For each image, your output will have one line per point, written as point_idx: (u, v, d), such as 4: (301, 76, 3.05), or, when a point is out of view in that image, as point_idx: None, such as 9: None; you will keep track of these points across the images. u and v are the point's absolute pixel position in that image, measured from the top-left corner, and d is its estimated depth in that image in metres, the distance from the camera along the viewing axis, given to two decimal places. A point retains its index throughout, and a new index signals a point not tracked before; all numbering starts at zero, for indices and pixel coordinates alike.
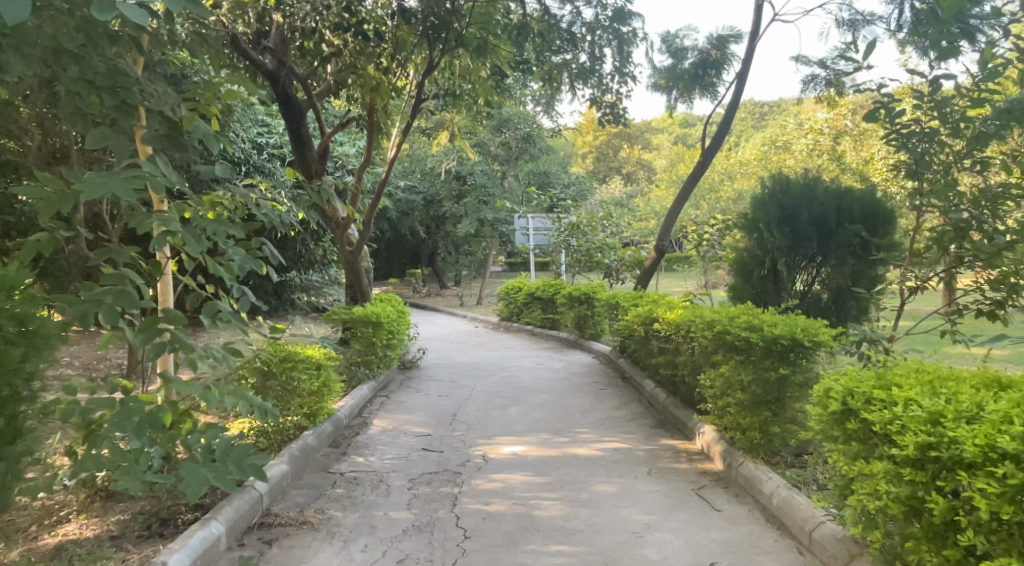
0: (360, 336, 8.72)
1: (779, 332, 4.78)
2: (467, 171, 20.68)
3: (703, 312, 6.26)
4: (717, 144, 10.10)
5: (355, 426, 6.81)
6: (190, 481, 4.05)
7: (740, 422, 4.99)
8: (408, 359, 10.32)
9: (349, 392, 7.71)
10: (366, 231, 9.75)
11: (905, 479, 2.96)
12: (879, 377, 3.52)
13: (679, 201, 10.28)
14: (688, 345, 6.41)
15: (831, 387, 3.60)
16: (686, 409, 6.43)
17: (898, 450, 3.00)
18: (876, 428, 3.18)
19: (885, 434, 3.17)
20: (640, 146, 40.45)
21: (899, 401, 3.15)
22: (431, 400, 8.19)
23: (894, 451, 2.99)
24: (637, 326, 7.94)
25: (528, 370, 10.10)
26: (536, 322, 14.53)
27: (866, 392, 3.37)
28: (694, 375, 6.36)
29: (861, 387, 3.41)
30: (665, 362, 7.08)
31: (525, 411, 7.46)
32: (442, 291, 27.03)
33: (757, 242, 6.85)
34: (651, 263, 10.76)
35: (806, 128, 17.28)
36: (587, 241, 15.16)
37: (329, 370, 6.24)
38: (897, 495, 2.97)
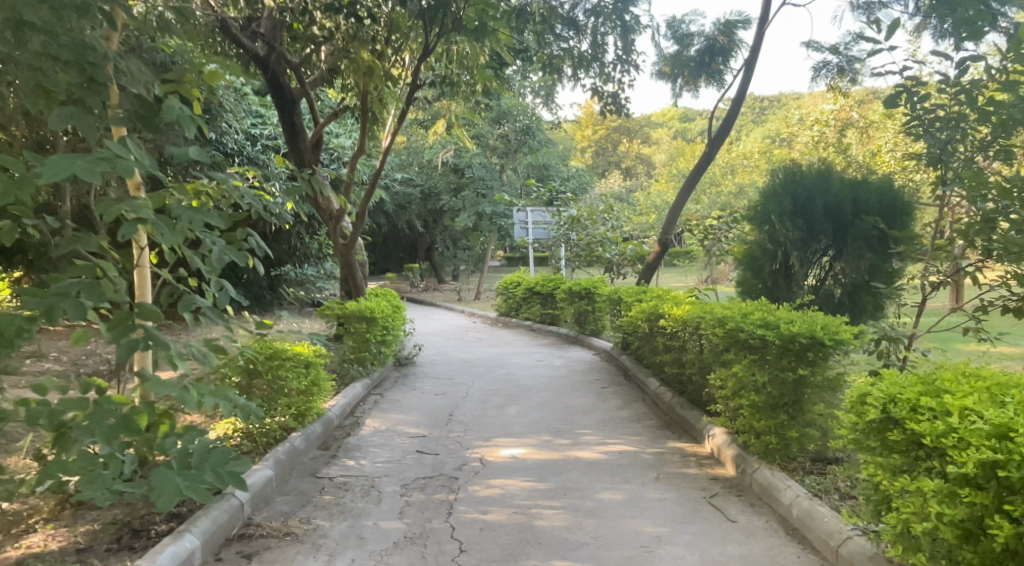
0: (354, 332, 8.41)
1: (798, 331, 4.48)
2: (466, 164, 20.14)
3: (711, 307, 5.96)
4: (724, 134, 9.74)
5: (346, 427, 6.51)
6: (161, 491, 3.75)
7: (755, 425, 4.69)
8: (404, 355, 10.01)
9: (341, 390, 7.41)
10: (360, 223, 9.42)
11: (964, 500, 2.68)
12: (925, 382, 3.23)
13: (683, 194, 9.96)
14: (696, 342, 6.11)
15: (868, 393, 3.31)
16: (694, 410, 6.14)
17: (955, 467, 2.71)
18: (926, 440, 2.89)
19: (936, 448, 2.89)
20: (640, 140, 40.05)
21: (956, 412, 2.86)
22: (427, 398, 7.89)
23: (952, 469, 2.70)
24: (642, 322, 7.64)
25: (528, 367, 9.80)
26: (535, 317, 14.23)
27: (912, 400, 3.08)
28: (701, 374, 6.07)
29: (905, 394, 3.11)
30: (671, 360, 6.79)
31: (525, 411, 7.16)
32: (440, 286, 26.71)
33: (768, 235, 6.56)
34: (654, 257, 10.44)
35: (811, 120, 16.94)
36: (588, 235, 14.86)
37: (319, 368, 5.94)
38: (952, 517, 2.70)
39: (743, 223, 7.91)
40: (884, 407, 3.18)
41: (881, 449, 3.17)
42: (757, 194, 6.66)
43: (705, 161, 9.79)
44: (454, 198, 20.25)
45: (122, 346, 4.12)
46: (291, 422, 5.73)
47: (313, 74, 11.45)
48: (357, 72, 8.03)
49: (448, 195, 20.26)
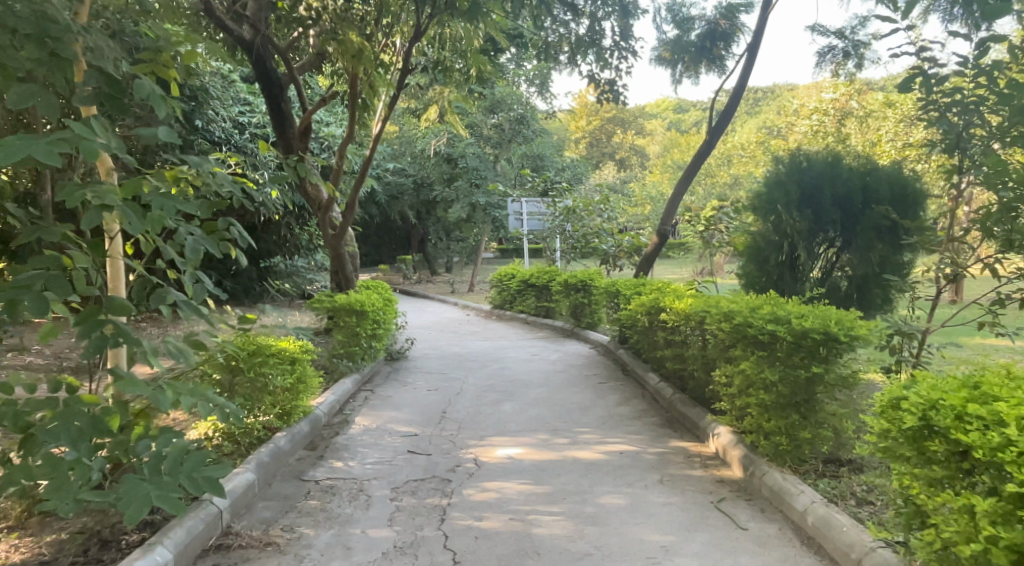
0: (343, 326, 8.12)
1: (810, 326, 4.24)
2: (459, 154, 19.46)
3: (715, 301, 5.70)
4: (726, 121, 9.42)
5: (334, 426, 6.24)
6: (129, 501, 3.49)
7: (764, 425, 4.44)
8: (396, 349, 9.74)
9: (329, 387, 7.14)
10: (349, 213, 9.11)
11: None
12: (966, 386, 3.01)
13: (683, 184, 9.68)
14: (700, 338, 5.86)
15: (905, 397, 3.06)
16: (697, 407, 5.90)
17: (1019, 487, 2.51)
18: (978, 455, 2.67)
19: (989, 462, 2.67)
20: (634, 131, 39.69)
21: (1014, 423, 2.64)
22: (419, 394, 7.62)
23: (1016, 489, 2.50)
24: (641, 316, 7.39)
25: (523, 361, 9.55)
26: (530, 310, 13.98)
27: (956, 407, 2.84)
28: (705, 370, 5.81)
29: (949, 399, 2.88)
30: (673, 355, 6.54)
31: (521, 407, 6.91)
32: (433, 277, 26.42)
33: (774, 225, 6.31)
34: (652, 249, 10.19)
35: (808, 109, 16.73)
36: (584, 227, 14.66)
37: (304, 366, 5.66)
38: (1012, 540, 2.51)
39: (745, 214, 7.64)
40: (923, 414, 2.93)
41: (925, 461, 2.92)
42: (762, 182, 6.41)
43: (705, 149, 9.48)
44: (447, 188, 19.96)
45: (90, 343, 3.84)
46: (275, 421, 5.46)
47: (301, 60, 11.12)
48: (345, 55, 7.54)
49: (442, 186, 19.97)
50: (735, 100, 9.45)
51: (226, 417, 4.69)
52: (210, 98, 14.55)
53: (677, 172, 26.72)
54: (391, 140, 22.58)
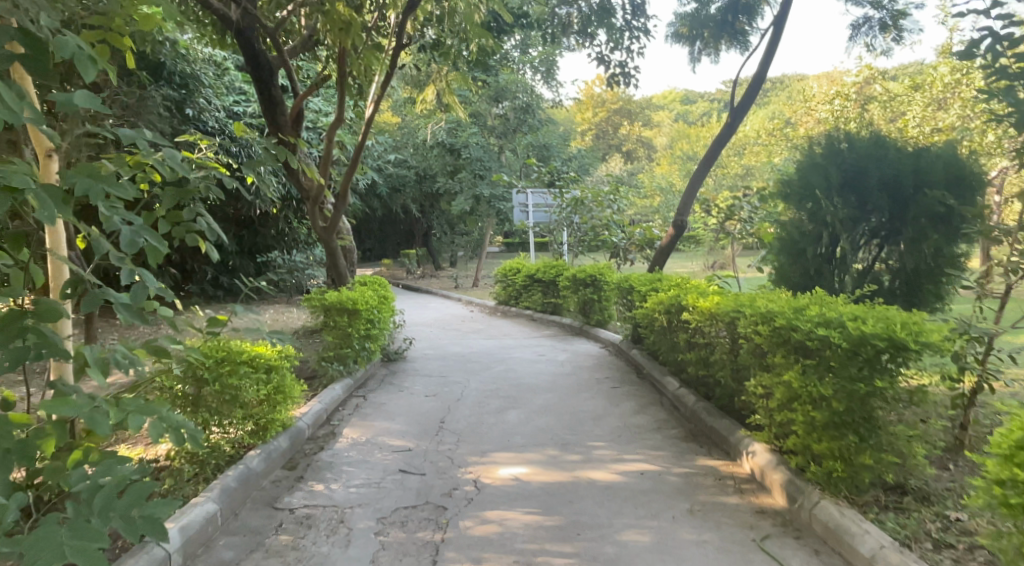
0: (334, 326, 7.46)
1: (872, 331, 3.59)
2: (461, 145, 18.28)
3: (748, 300, 5.01)
4: (751, 99, 8.66)
5: (319, 440, 5.59)
6: (38, 552, 2.84)
7: (814, 447, 3.79)
8: (393, 350, 9.09)
9: (315, 395, 6.49)
10: (342, 203, 8.42)
11: None
12: None
13: (702, 170, 8.96)
14: (730, 340, 5.17)
15: None
16: (726, 419, 5.23)
17: None
18: None
19: None
20: (642, 122, 38.67)
21: None
22: (415, 401, 6.96)
23: None
24: (660, 315, 6.70)
25: (529, 362, 8.89)
26: (536, 306, 13.31)
27: None
28: (736, 378, 5.12)
29: None
30: (696, 360, 5.86)
31: (527, 416, 6.25)
32: (436, 272, 25.76)
33: (811, 213, 5.71)
34: (668, 241, 9.49)
35: (828, 95, 15.98)
36: (592, 219, 13.96)
37: (283, 375, 5.00)
38: None
39: (775, 201, 6.97)
40: None
41: None
42: (795, 166, 5.87)
43: (728, 129, 8.74)
44: (450, 180, 19.29)
45: (8, 354, 3.18)
46: (248, 437, 4.82)
47: (291, 43, 10.51)
48: (332, 28, 6.85)
49: (445, 177, 19.30)
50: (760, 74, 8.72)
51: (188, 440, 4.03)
52: (203, 86, 14.11)
53: (687, 163, 25.96)
54: (392, 130, 21.91)
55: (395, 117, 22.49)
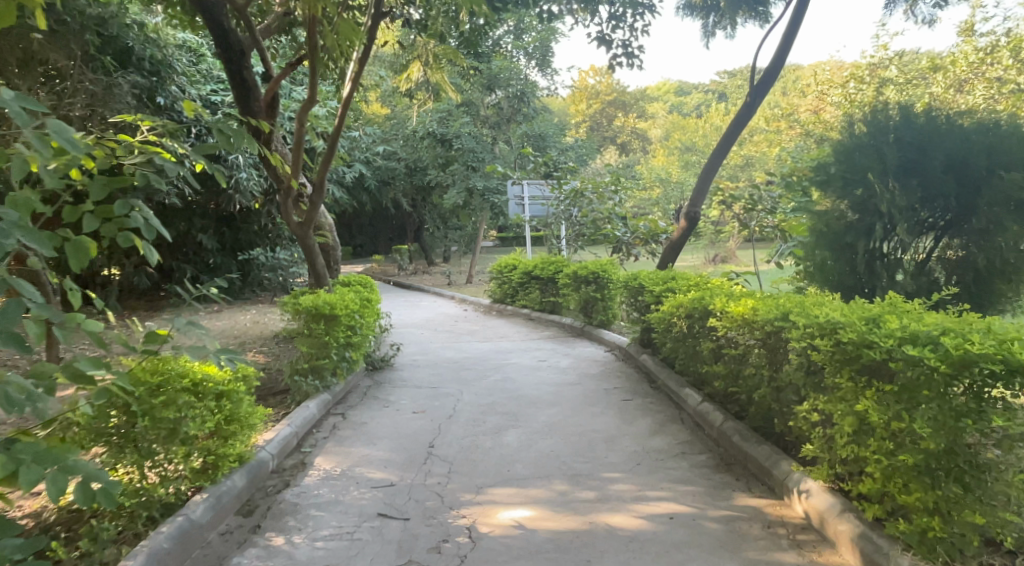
0: (308, 333, 6.60)
1: (982, 352, 2.82)
2: (453, 135, 17.45)
3: (794, 307, 4.22)
4: (777, 71, 7.75)
5: (286, 473, 4.78)
6: None
7: (899, 497, 3.00)
8: (378, 357, 8.27)
9: (284, 416, 5.67)
10: (319, 194, 7.53)
11: None
12: None
13: (718, 156, 8.09)
14: (768, 352, 4.37)
15: None
16: (765, 446, 4.43)
17: None
18: None
19: None
20: (636, 113, 37.56)
21: None
22: (401, 418, 6.14)
23: None
24: (678, 319, 5.89)
25: (528, 368, 8.09)
26: (534, 305, 12.47)
27: None
28: (777, 400, 4.30)
29: None
30: (724, 373, 5.02)
31: (529, 438, 5.44)
32: (428, 269, 24.81)
33: (861, 200, 5.12)
34: (680, 235, 8.63)
35: (838, 80, 15.18)
36: (593, 211, 13.14)
37: (236, 402, 4.20)
38: None
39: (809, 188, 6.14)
40: None
41: None
42: (837, 145, 5.33)
43: (750, 107, 7.84)
44: (442, 172, 18.36)
45: None
46: (193, 478, 4.01)
47: (264, 22, 9.61)
48: None
49: (437, 170, 18.37)
50: (787, 41, 7.84)
51: (103, 496, 3.01)
52: (176, 73, 13.20)
53: (688, 155, 25.09)
54: (380, 122, 21.04)
55: (384, 108, 21.60)
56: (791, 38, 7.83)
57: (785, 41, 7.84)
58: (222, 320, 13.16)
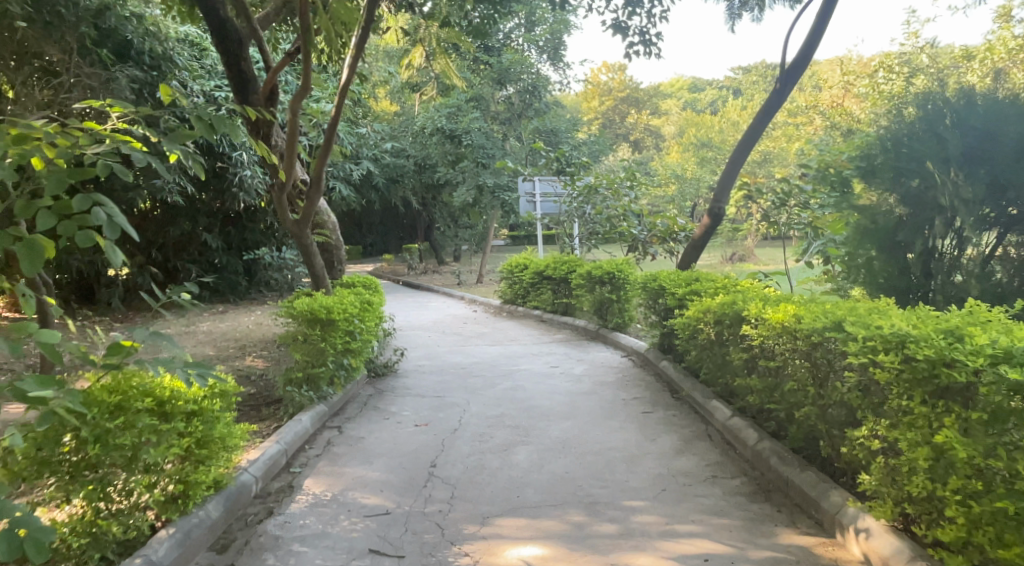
0: (303, 340, 6.11)
1: None
2: (463, 130, 16.87)
3: (846, 316, 3.69)
4: (808, 56, 7.18)
5: (271, 497, 4.31)
6: None
7: (992, 552, 2.49)
8: (381, 364, 7.79)
9: (274, 431, 5.20)
10: (317, 189, 7.02)
11: None
12: None
13: (745, 148, 7.54)
14: (814, 367, 3.85)
15: None
16: (810, 473, 3.90)
17: None
18: None
19: None
20: (649, 110, 36.87)
21: None
22: (402, 432, 5.65)
23: None
24: (705, 326, 5.36)
25: (541, 375, 7.59)
26: (546, 306, 11.94)
27: None
28: (825, 422, 3.77)
29: None
30: (760, 388, 4.49)
31: (541, 456, 4.93)
32: (438, 268, 24.34)
33: (916, 192, 4.91)
34: (702, 232, 8.08)
35: (866, 71, 14.52)
36: (608, 208, 12.60)
37: (209, 422, 3.74)
38: None
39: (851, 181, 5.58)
40: None
41: None
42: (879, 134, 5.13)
43: (780, 94, 7.28)
44: (452, 170, 17.86)
45: None
46: (163, 510, 3.54)
47: (264, 9, 9.13)
48: None
49: (446, 167, 17.85)
50: (820, 24, 7.26)
51: (32, 541, 2.51)
52: (176, 67, 12.76)
53: (703, 151, 24.46)
54: (389, 118, 20.58)
55: (393, 104, 21.15)
56: (824, 20, 7.26)
57: (818, 24, 7.27)
58: (223, 321, 12.72)
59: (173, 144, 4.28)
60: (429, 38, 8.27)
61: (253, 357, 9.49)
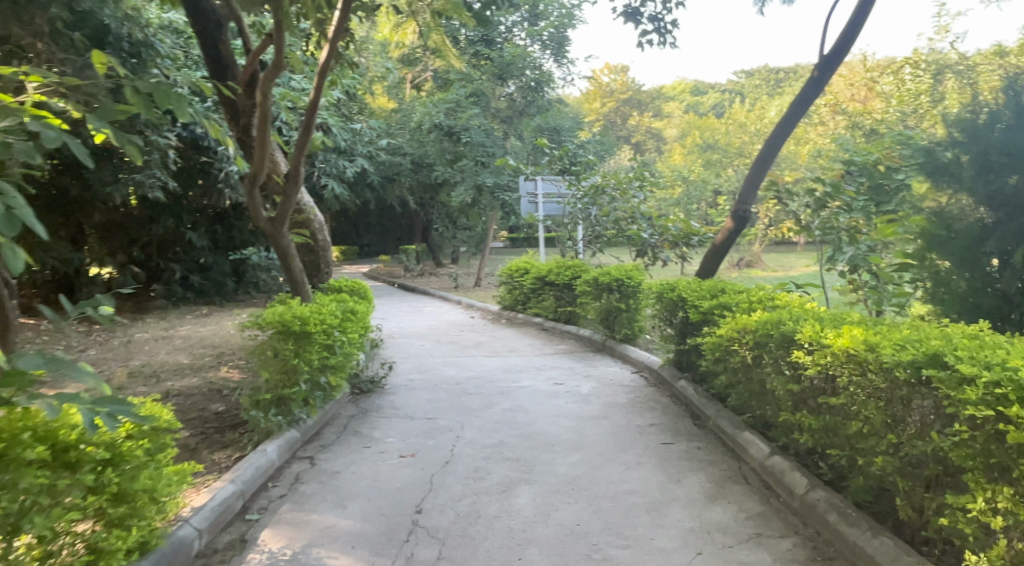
0: (275, 355, 5.28)
1: None
2: (461, 127, 15.94)
3: (944, 349, 2.97)
4: (849, 41, 6.40)
5: (220, 554, 3.55)
6: None
7: None
8: (366, 379, 7.00)
9: (236, 464, 4.44)
10: (294, 182, 6.22)
11: None
12: None
13: (775, 143, 6.81)
14: (894, 408, 3.14)
15: None
16: (886, 541, 3.15)
17: None
18: None
19: None
20: (652, 113, 36.16)
21: None
22: (384, 464, 4.88)
23: None
24: (741, 348, 4.59)
25: (545, 394, 6.80)
26: (547, 314, 11.14)
27: None
28: (908, 478, 3.08)
29: None
30: (815, 429, 3.71)
31: (547, 501, 4.15)
32: (435, 270, 23.57)
33: (1013, 191, 4.23)
34: (725, 236, 7.33)
35: (889, 69, 13.73)
36: (615, 210, 11.80)
37: (131, 473, 3.00)
38: None
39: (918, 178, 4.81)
40: None
41: None
42: (961, 130, 4.47)
43: (817, 83, 6.51)
44: (450, 169, 17.08)
45: None
46: None
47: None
48: None
49: (444, 165, 17.08)
50: (863, 6, 6.48)
51: None
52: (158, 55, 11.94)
53: (710, 153, 23.69)
54: (386, 115, 19.80)
55: (390, 100, 20.39)
56: (868, 1, 6.47)
57: (861, 6, 6.50)
58: (205, 325, 11.95)
59: (101, 122, 3.49)
60: (422, 13, 7.29)
61: (230, 367, 8.66)
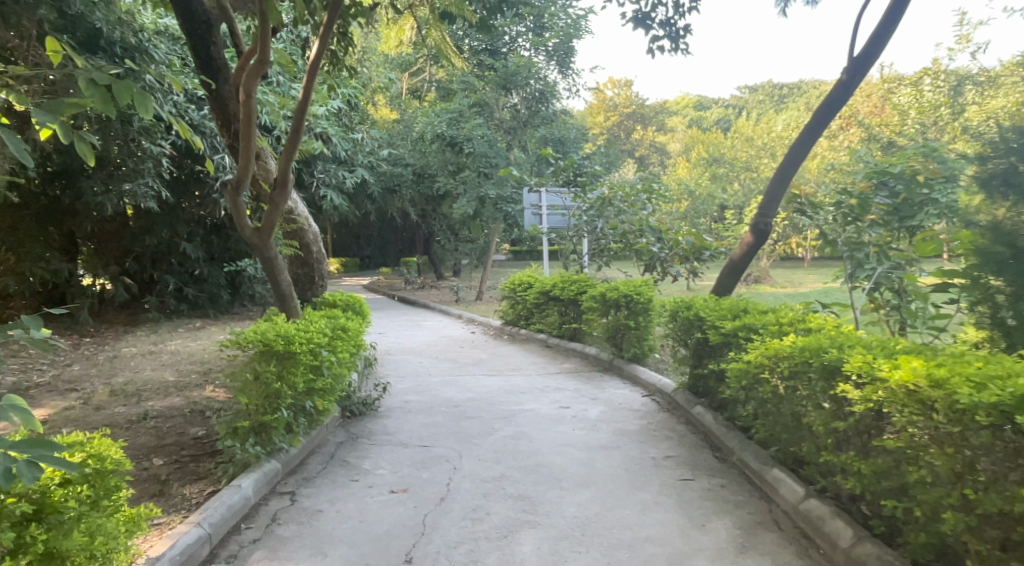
0: (256, 379, 4.81)
1: None
2: (464, 138, 15.51)
3: None
4: (881, 42, 5.96)
5: None
6: None
7: None
8: (358, 402, 6.52)
9: (213, 499, 4.02)
10: (282, 191, 5.79)
11: None
12: None
13: (799, 152, 6.36)
14: (964, 454, 2.72)
15: None
16: None
17: None
18: None
19: None
20: (655, 127, 35.79)
21: None
22: (373, 500, 4.41)
23: None
24: (772, 377, 4.12)
25: (550, 419, 6.31)
26: (551, 330, 10.65)
27: None
28: (981, 538, 2.66)
29: None
30: (863, 474, 3.24)
31: (555, 549, 3.67)
32: (437, 283, 23.10)
33: None
34: (745, 249, 6.89)
35: (906, 81, 13.28)
36: (623, 223, 11.28)
37: (63, 528, 2.56)
38: None
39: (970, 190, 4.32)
40: None
41: None
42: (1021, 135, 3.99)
43: (845, 87, 6.06)
44: (451, 179, 16.64)
45: None
46: None
47: None
48: None
49: (446, 176, 16.64)
50: (896, 5, 6.04)
51: None
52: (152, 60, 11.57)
53: (717, 167, 23.23)
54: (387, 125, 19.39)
55: (391, 110, 20.00)
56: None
57: (893, 6, 6.06)
58: (195, 339, 11.50)
59: (52, 116, 3.03)
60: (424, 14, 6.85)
61: (216, 385, 8.16)
